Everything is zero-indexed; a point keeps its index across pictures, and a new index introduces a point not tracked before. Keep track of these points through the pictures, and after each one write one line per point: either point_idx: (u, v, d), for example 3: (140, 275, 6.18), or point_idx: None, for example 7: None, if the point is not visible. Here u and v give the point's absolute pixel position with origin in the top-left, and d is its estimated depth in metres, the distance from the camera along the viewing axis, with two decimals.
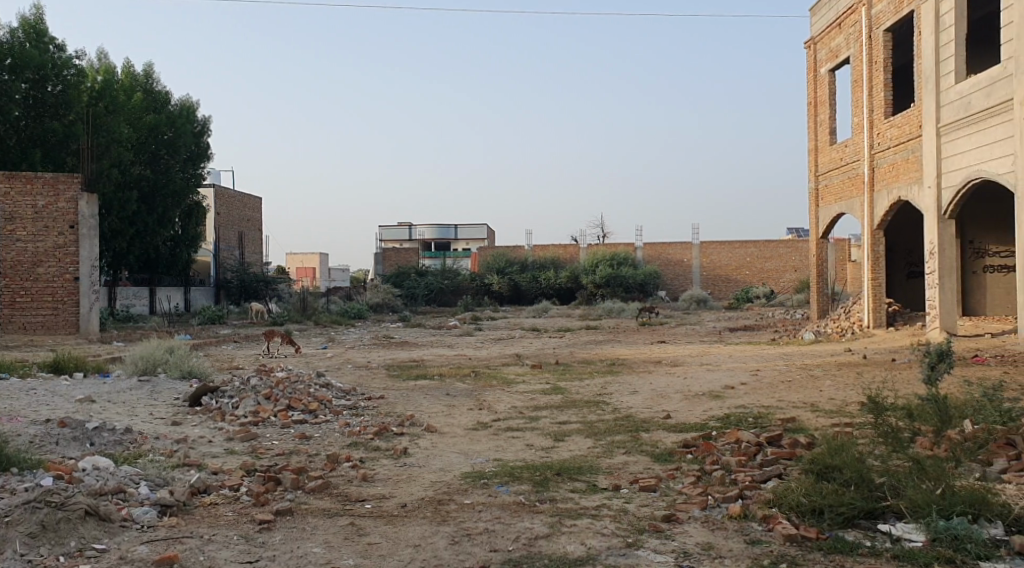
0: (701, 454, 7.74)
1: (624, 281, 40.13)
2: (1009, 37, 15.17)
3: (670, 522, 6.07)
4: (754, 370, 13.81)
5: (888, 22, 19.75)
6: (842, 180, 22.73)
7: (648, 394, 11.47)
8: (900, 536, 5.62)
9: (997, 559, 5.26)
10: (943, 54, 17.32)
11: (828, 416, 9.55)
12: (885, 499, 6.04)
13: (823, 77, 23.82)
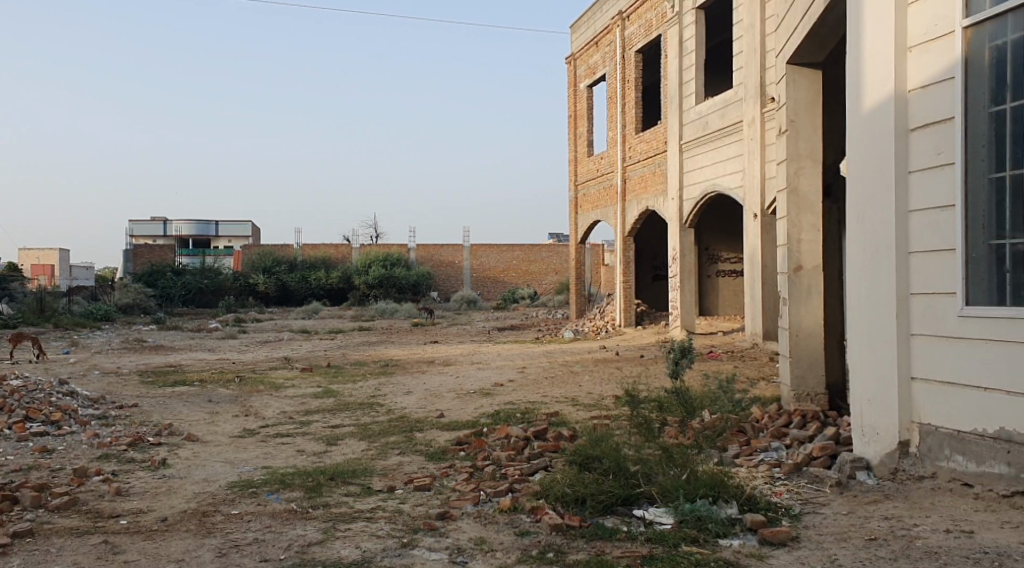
0: (472, 451, 7.97)
1: (396, 281, 40.23)
2: (740, 65, 16.82)
3: (444, 519, 6.20)
4: (522, 368, 14.36)
5: (638, 43, 21.26)
6: (598, 190, 24.17)
7: (421, 394, 11.61)
8: (653, 520, 6.06)
9: (733, 535, 5.76)
10: (686, 77, 18.91)
11: (587, 409, 10.17)
12: (639, 485, 6.51)
13: (582, 92, 25.19)
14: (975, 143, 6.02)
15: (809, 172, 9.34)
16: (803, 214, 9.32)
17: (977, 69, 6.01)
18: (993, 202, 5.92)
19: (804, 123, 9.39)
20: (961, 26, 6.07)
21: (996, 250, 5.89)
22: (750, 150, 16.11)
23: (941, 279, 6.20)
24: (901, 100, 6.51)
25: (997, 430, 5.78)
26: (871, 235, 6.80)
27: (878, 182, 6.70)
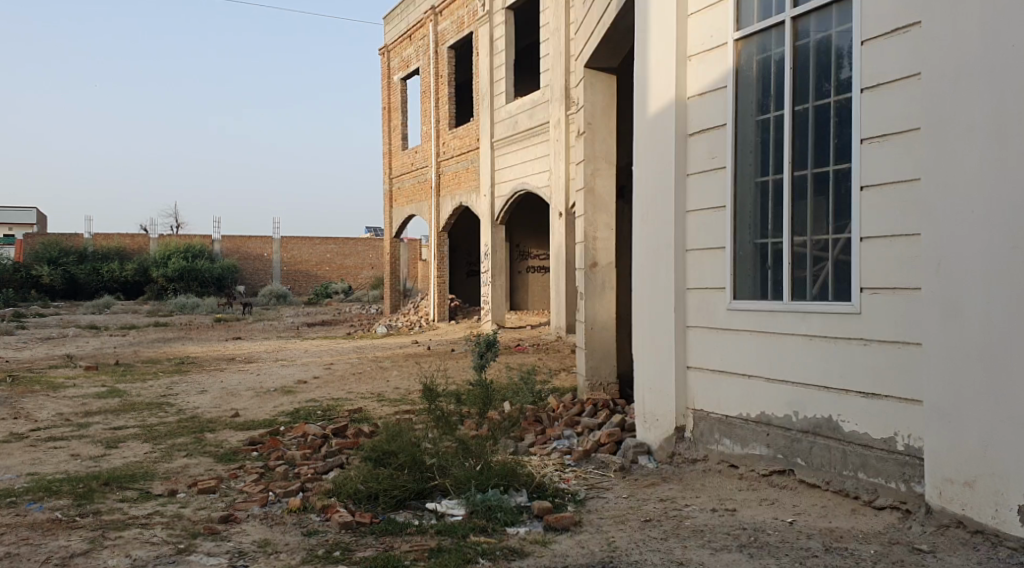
0: (266, 450, 7.72)
1: (198, 275, 38.22)
2: (547, 67, 17.25)
3: (227, 523, 5.95)
4: (327, 364, 14.09)
5: (450, 39, 21.35)
6: (412, 184, 24.14)
7: (217, 393, 11.15)
8: (444, 512, 6.07)
9: (521, 523, 5.88)
10: (496, 75, 19.20)
11: (391, 405, 10.12)
12: (433, 478, 6.51)
13: (395, 85, 25.05)
14: (744, 148, 6.47)
15: (604, 173, 9.74)
16: (598, 212, 9.70)
17: (747, 81, 6.45)
18: (758, 204, 6.35)
19: (600, 125, 9.76)
20: (733, 40, 6.51)
21: (760, 249, 6.34)
22: (555, 150, 16.57)
23: (713, 275, 6.65)
24: (682, 106, 6.92)
25: (759, 414, 6.24)
26: (654, 232, 7.18)
27: (660, 183, 7.09)
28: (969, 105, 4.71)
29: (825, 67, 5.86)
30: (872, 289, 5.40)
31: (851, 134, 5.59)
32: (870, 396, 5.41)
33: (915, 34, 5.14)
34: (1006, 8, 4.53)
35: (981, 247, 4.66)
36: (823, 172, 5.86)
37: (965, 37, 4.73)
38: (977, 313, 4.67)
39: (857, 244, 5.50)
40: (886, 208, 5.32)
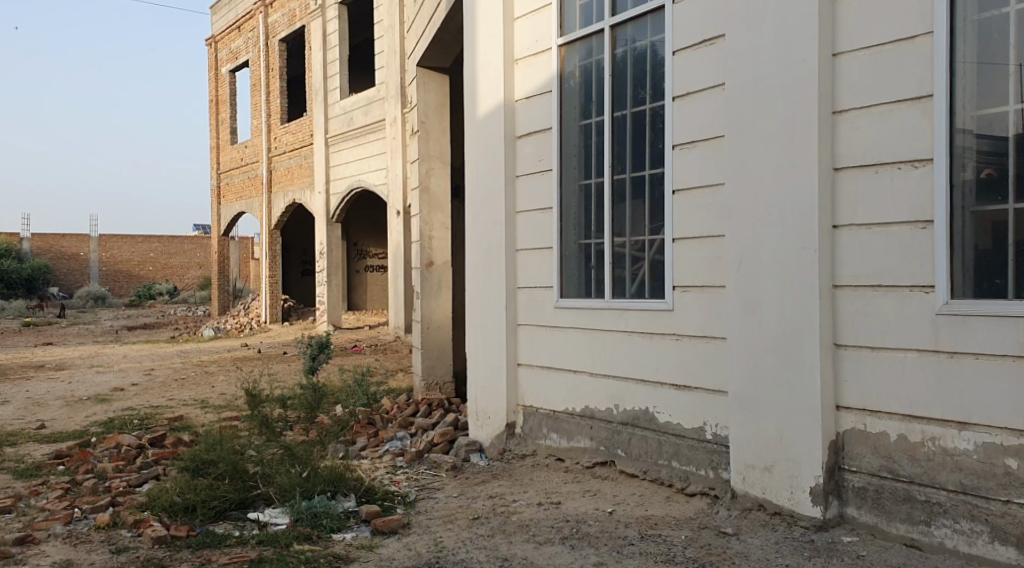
0: (74, 463, 7.24)
1: (5, 276, 35.32)
2: (382, 64, 17.09)
3: (24, 545, 5.53)
4: (148, 370, 13.38)
5: (281, 32, 20.75)
6: (242, 181, 23.31)
7: (21, 404, 10.36)
8: (267, 521, 5.88)
9: (347, 528, 5.78)
10: (330, 71, 18.84)
11: (215, 411, 9.72)
12: (256, 487, 6.31)
13: (223, 77, 24.10)
14: (568, 151, 6.65)
15: (438, 172, 9.74)
16: (433, 211, 9.70)
17: (570, 86, 6.64)
18: (581, 205, 6.55)
19: (433, 124, 9.76)
20: (557, 45, 6.67)
21: (584, 249, 6.53)
22: (392, 148, 16.45)
23: (540, 275, 6.81)
24: (509, 108, 7.04)
25: (583, 409, 6.45)
26: (484, 231, 7.27)
27: (489, 184, 7.18)
28: (767, 116, 5.01)
29: (642, 76, 6.10)
30: (683, 288, 5.68)
31: (665, 140, 5.84)
32: (683, 389, 5.68)
33: (720, 47, 5.42)
34: (796, 27, 4.83)
35: (777, 247, 4.96)
36: (640, 175, 6.10)
37: (763, 52, 5.03)
38: (774, 310, 4.98)
39: (671, 245, 5.77)
40: (696, 211, 5.60)
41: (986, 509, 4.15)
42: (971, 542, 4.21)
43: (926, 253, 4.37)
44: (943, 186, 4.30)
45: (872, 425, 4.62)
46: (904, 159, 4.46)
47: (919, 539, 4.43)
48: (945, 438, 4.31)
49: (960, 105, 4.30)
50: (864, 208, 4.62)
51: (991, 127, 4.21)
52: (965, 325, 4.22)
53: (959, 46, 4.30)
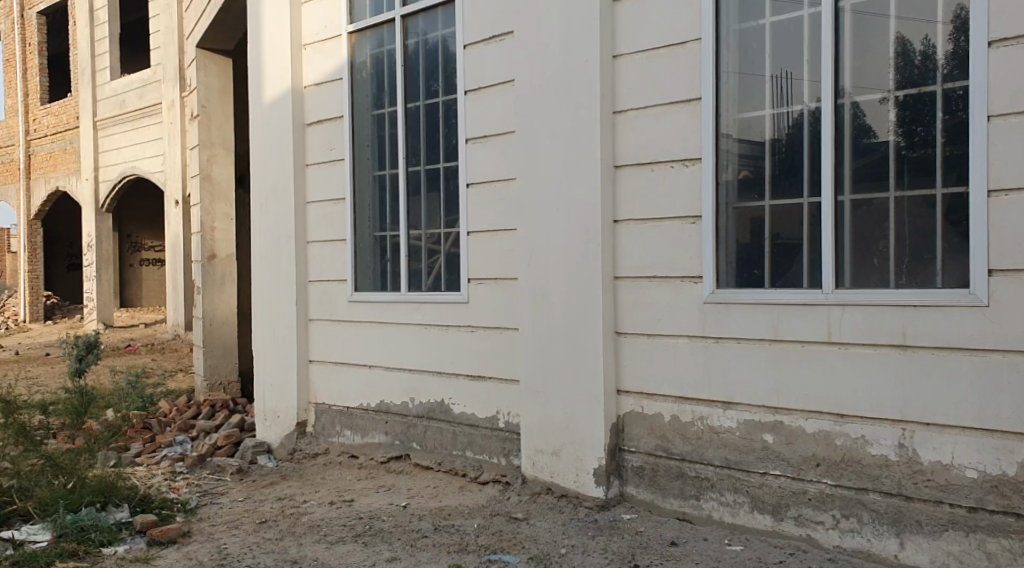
0: None
1: None
2: (158, 44, 16.07)
3: None
4: None
5: (41, 4, 18.97)
6: None
7: None
8: (25, 540, 5.35)
9: (120, 541, 5.38)
10: (98, 49, 17.46)
11: None
12: (12, 503, 5.74)
13: None
14: (361, 143, 6.55)
15: (221, 160, 9.31)
16: (215, 201, 9.24)
17: (361, 76, 6.54)
18: (376, 197, 6.48)
19: (215, 109, 9.29)
20: (347, 32, 6.55)
21: (379, 242, 6.45)
22: (169, 134, 15.50)
23: (334, 268, 6.67)
24: (298, 95, 6.84)
25: (377, 403, 6.39)
26: (271, 223, 7.00)
27: (277, 174, 6.93)
28: (553, 113, 5.17)
29: (433, 68, 6.09)
30: (477, 280, 5.75)
31: (458, 133, 5.87)
32: (477, 380, 5.76)
33: (509, 42, 5.51)
34: (580, 27, 5.00)
35: (564, 241, 5.12)
36: (434, 168, 6.11)
37: (549, 49, 5.18)
38: (562, 300, 5.15)
39: (466, 238, 5.82)
40: (488, 204, 5.68)
41: (747, 481, 4.51)
42: (735, 512, 4.56)
43: (696, 246, 4.66)
44: (710, 183, 4.60)
45: (649, 408, 4.90)
46: (676, 157, 4.73)
47: (690, 512, 4.75)
48: (712, 417, 4.63)
49: (725, 108, 4.61)
50: (642, 204, 4.87)
51: (749, 130, 4.54)
52: (729, 313, 4.54)
53: (722, 54, 4.61)
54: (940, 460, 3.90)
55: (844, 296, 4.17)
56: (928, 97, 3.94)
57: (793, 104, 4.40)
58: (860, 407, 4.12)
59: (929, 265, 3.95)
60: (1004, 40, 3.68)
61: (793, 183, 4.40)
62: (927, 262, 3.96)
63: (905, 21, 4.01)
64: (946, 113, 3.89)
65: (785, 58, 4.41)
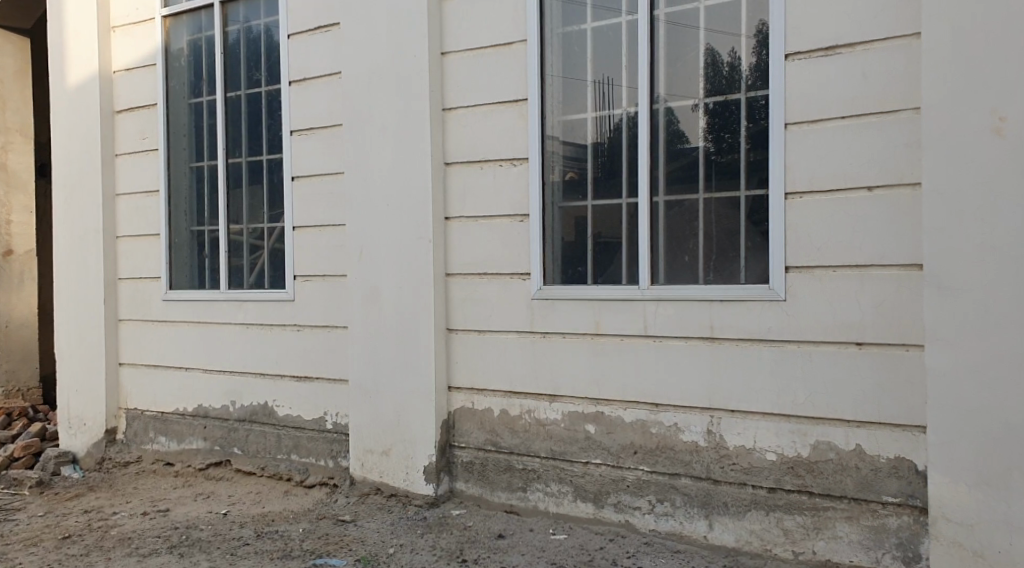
0: None
1: None
2: None
3: None
4: None
5: None
6: None
7: None
8: None
9: None
10: None
11: None
12: None
13: None
14: (177, 132, 6.26)
15: (18, 148, 8.63)
16: (12, 192, 8.55)
17: (177, 63, 6.24)
18: (194, 189, 6.21)
19: (11, 93, 8.59)
20: (161, 16, 6.24)
21: (197, 236, 6.19)
22: None
23: (148, 264, 6.32)
24: (107, 80, 6.44)
25: (196, 407, 6.11)
26: (76, 216, 6.55)
27: (83, 164, 6.49)
28: (381, 107, 5.12)
29: (255, 56, 5.89)
30: (304, 277, 5.61)
31: (282, 124, 5.72)
32: (303, 379, 5.62)
33: (335, 34, 5.41)
34: (407, 22, 4.99)
35: (393, 237, 5.09)
36: (256, 161, 5.91)
37: (377, 44, 5.13)
38: (391, 297, 5.11)
39: (290, 234, 5.67)
40: (314, 199, 5.56)
41: (570, 471, 4.65)
42: (559, 502, 4.69)
43: (523, 243, 4.76)
44: (536, 182, 4.70)
45: (479, 403, 4.95)
46: (505, 156, 4.81)
47: (516, 504, 4.84)
48: (539, 410, 4.74)
49: (550, 109, 4.74)
50: (472, 201, 4.93)
51: (573, 131, 4.68)
52: (555, 309, 4.66)
53: (548, 56, 4.73)
54: (744, 444, 4.16)
55: (660, 292, 4.38)
56: (733, 105, 4.20)
57: (613, 107, 4.57)
58: (674, 397, 4.33)
59: (734, 262, 4.21)
60: (799, 54, 3.97)
61: (613, 184, 4.58)
62: (732, 259, 4.21)
63: (713, 33, 4.25)
64: (749, 120, 4.16)
65: (606, 63, 4.58)
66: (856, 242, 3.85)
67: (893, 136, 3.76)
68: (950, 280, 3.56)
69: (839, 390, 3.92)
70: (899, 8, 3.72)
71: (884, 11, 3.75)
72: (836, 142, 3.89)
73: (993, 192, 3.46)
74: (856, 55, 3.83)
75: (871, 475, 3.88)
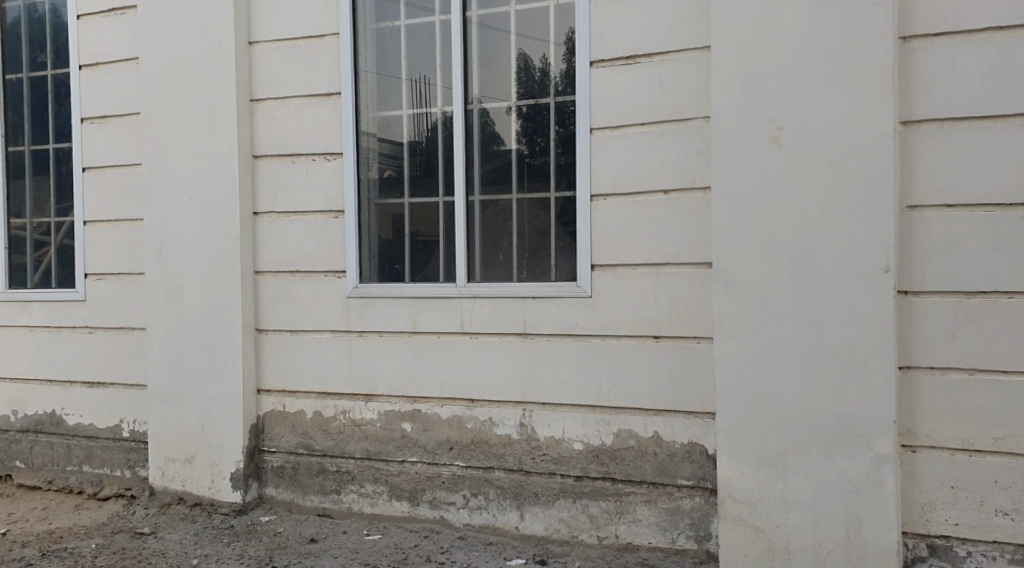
0: None
1: None
2: None
3: None
4: None
5: None
6: None
7: None
8: None
9: None
10: None
11: None
12: None
13: None
14: None
15: None
16: None
17: None
18: None
19: None
20: None
21: None
22: None
23: None
24: None
25: None
26: None
27: None
28: (183, 97, 4.90)
29: (38, 38, 5.47)
30: (97, 276, 5.27)
31: (71, 112, 5.34)
32: (95, 385, 5.27)
33: (131, 18, 5.12)
34: (211, 9, 4.81)
35: (197, 233, 4.88)
36: (41, 150, 5.49)
37: (177, 30, 4.90)
38: (195, 296, 4.90)
39: (81, 229, 5.31)
40: (108, 193, 5.23)
41: (385, 470, 4.65)
42: (374, 502, 4.67)
43: (336, 240, 4.71)
44: (350, 179, 4.67)
45: (290, 405, 4.84)
46: (318, 152, 4.75)
47: (330, 507, 4.77)
48: (354, 410, 4.71)
49: (364, 106, 4.72)
50: (283, 197, 4.82)
51: (388, 128, 4.70)
52: (369, 306, 4.65)
53: (361, 52, 4.71)
54: (553, 436, 4.33)
55: (473, 289, 4.47)
56: (544, 108, 4.37)
57: (428, 106, 4.64)
58: (487, 392, 4.44)
59: (544, 260, 4.38)
60: (603, 61, 4.19)
61: (428, 183, 4.64)
62: (543, 257, 4.38)
63: (524, 38, 4.40)
64: (558, 123, 4.34)
65: (421, 62, 4.64)
66: (655, 241, 4.11)
67: (687, 143, 4.04)
68: (735, 277, 3.88)
69: (638, 380, 4.16)
70: (690, 22, 4.01)
71: (679, 24, 4.03)
72: (636, 147, 4.13)
73: (772, 197, 3.81)
74: (654, 65, 4.09)
75: (667, 460, 4.15)
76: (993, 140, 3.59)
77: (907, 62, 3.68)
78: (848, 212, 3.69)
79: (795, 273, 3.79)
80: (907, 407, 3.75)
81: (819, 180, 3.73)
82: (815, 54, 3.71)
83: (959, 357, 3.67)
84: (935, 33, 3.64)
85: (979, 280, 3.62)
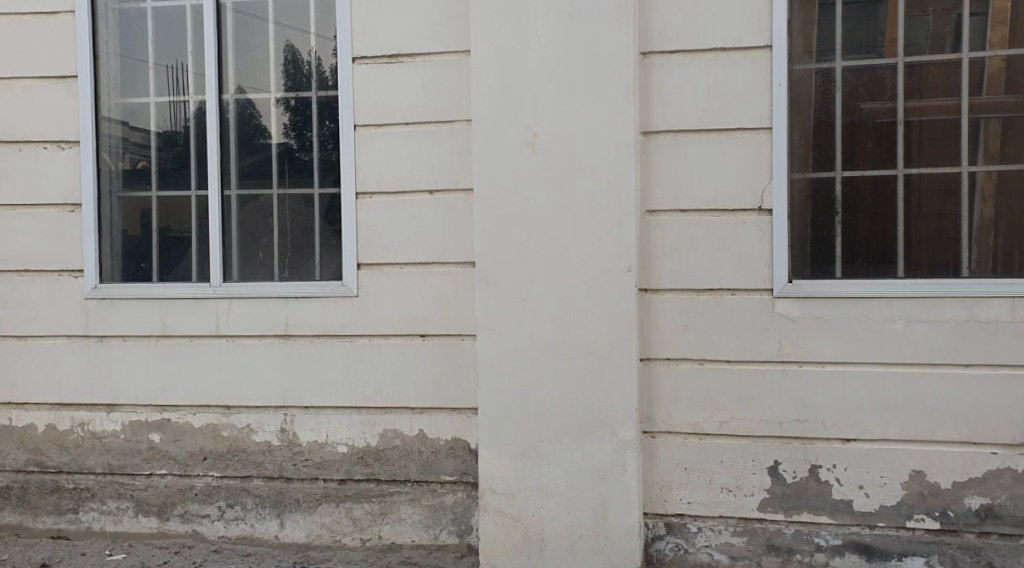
0: None
1: None
2: None
3: None
4: None
5: None
6: None
7: None
8: None
9: None
10: None
11: None
12: None
13: None
14: None
15: None
16: None
17: None
18: None
19: None
20: None
21: None
22: None
23: None
24: None
25: None
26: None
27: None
28: None
29: None
30: None
31: None
32: None
33: None
34: None
35: None
36: None
37: None
38: None
39: None
40: None
41: (130, 485, 4.32)
42: (117, 520, 4.33)
43: (73, 236, 4.33)
44: (89, 169, 4.31)
45: (18, 419, 4.38)
46: (50, 139, 4.34)
47: (65, 528, 4.36)
48: (93, 422, 4.34)
49: (104, 91, 4.39)
50: (8, 188, 4.35)
51: (132, 117, 4.40)
52: (112, 308, 4.31)
53: (101, 33, 4.38)
54: (316, 439, 4.24)
55: (230, 288, 4.28)
56: (306, 102, 4.30)
57: (179, 95, 4.39)
58: (245, 397, 4.26)
59: (308, 258, 4.30)
60: (365, 58, 4.18)
61: (179, 176, 4.39)
62: (307, 255, 4.30)
63: (285, 29, 4.31)
64: (321, 119, 4.29)
65: (170, 48, 4.38)
66: (419, 240, 4.16)
67: (449, 144, 4.14)
68: (495, 275, 4.01)
69: (402, 379, 4.19)
70: (451, 25, 4.11)
71: (440, 26, 4.12)
72: (399, 146, 4.17)
73: (528, 198, 3.99)
74: (416, 65, 4.15)
75: (430, 457, 4.20)
76: (719, 151, 4.00)
77: (647, 77, 4.03)
78: (597, 213, 3.95)
79: (551, 271, 3.99)
80: (648, 396, 4.08)
81: (570, 183, 3.96)
82: (566, 64, 3.95)
83: (691, 347, 4.04)
84: (669, 51, 4.01)
85: (708, 278, 4.02)
